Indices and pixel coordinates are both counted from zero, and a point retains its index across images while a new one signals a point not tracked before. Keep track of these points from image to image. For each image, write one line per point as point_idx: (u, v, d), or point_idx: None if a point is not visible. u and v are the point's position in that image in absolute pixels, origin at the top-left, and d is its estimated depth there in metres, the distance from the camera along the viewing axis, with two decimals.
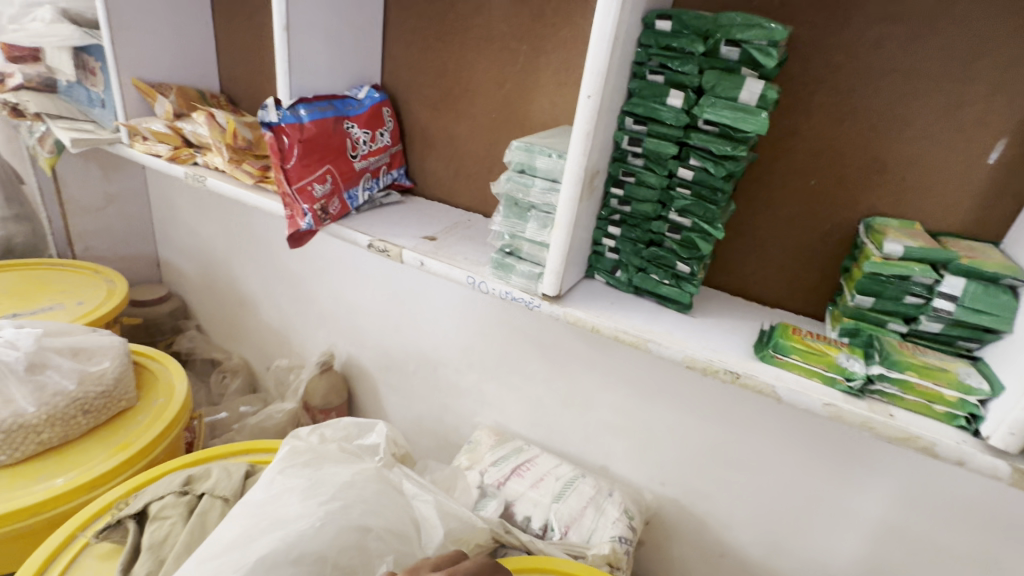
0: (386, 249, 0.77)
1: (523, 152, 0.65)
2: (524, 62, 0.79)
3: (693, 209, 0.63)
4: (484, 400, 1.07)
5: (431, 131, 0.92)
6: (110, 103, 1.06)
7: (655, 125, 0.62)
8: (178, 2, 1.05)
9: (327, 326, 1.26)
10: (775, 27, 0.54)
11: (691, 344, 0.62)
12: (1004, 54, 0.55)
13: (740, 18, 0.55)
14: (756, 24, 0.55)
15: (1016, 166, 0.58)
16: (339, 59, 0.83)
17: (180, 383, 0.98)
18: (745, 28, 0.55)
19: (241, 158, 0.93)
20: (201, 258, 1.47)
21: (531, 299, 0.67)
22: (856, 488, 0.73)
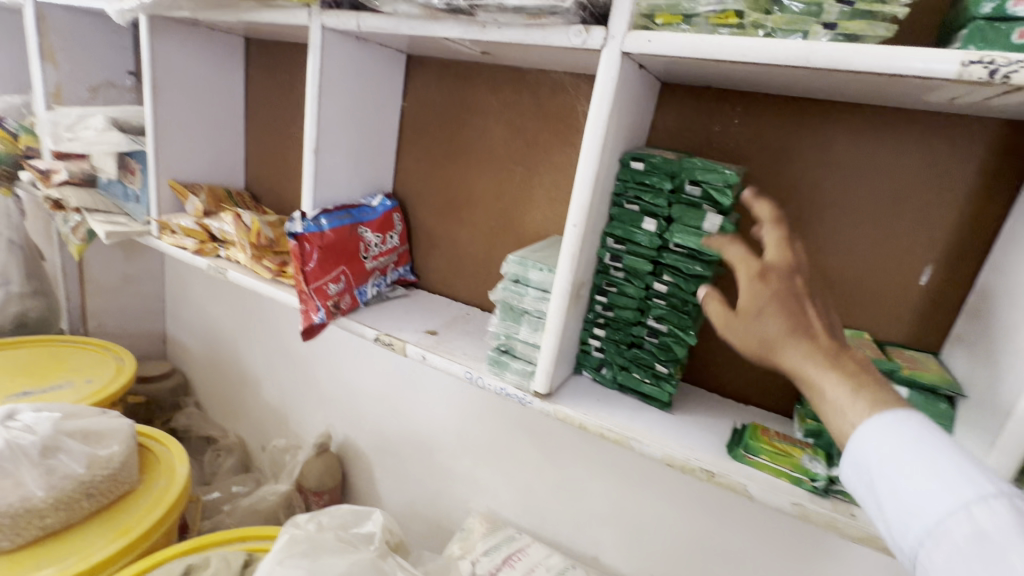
0: (390, 342, 0.84)
1: (518, 265, 0.74)
2: (519, 181, 0.90)
3: (668, 317, 0.71)
4: (477, 486, 1.09)
5: (435, 233, 1.02)
6: (144, 199, 1.17)
7: (633, 244, 0.71)
8: (217, 116, 1.19)
9: (326, 407, 1.30)
10: (727, 172, 0.64)
11: (670, 442, 0.67)
12: (922, 197, 0.66)
13: (701, 163, 0.66)
14: (714, 168, 0.65)
15: (944, 288, 0.67)
16: (358, 173, 0.95)
17: (182, 466, 1.01)
18: (705, 171, 0.66)
19: (261, 254, 1.02)
20: (208, 336, 1.53)
21: (523, 395, 0.73)
22: None
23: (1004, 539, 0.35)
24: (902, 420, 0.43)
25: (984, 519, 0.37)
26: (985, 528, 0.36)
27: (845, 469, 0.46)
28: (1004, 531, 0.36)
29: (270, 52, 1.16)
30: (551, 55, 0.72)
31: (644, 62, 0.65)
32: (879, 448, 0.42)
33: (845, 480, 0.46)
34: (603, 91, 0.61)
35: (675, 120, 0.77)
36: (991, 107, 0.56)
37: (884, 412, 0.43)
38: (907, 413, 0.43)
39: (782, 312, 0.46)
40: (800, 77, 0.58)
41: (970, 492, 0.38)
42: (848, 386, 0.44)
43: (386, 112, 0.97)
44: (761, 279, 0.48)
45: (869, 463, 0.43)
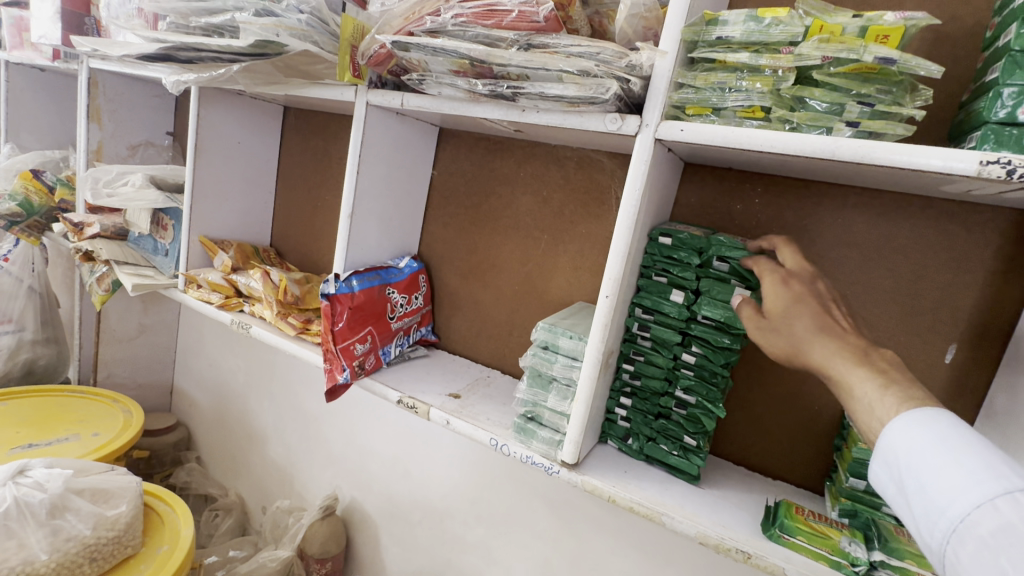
0: (414, 406, 0.84)
1: (547, 331, 0.75)
2: (544, 248, 0.93)
3: (696, 388, 0.72)
4: (489, 557, 1.05)
5: (459, 295, 1.04)
6: (173, 253, 1.20)
7: (661, 315, 0.73)
8: (251, 176, 1.25)
9: (333, 467, 1.27)
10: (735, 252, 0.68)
11: (703, 520, 0.66)
12: (941, 278, 0.68)
13: (727, 240, 0.69)
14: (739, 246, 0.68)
15: (968, 367, 0.68)
16: (387, 236, 0.98)
17: (186, 529, 0.97)
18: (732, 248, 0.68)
19: (287, 310, 1.03)
20: (217, 390, 1.52)
21: (550, 465, 0.72)
22: None
23: None
24: (928, 418, 0.45)
25: (1009, 511, 0.38)
26: (1012, 520, 0.37)
27: (876, 466, 0.48)
28: None
29: (307, 120, 1.23)
30: (583, 136, 0.77)
31: (673, 146, 0.69)
32: (903, 446, 0.45)
33: (877, 479, 0.48)
34: (637, 172, 0.64)
35: (698, 197, 0.81)
36: (1005, 199, 0.59)
37: (911, 410, 0.46)
38: (934, 413, 0.45)
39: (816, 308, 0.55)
40: (822, 166, 0.62)
41: (995, 486, 0.39)
42: (875, 384, 0.48)
43: (418, 179, 1.01)
44: (785, 284, 0.58)
45: (898, 461, 0.45)
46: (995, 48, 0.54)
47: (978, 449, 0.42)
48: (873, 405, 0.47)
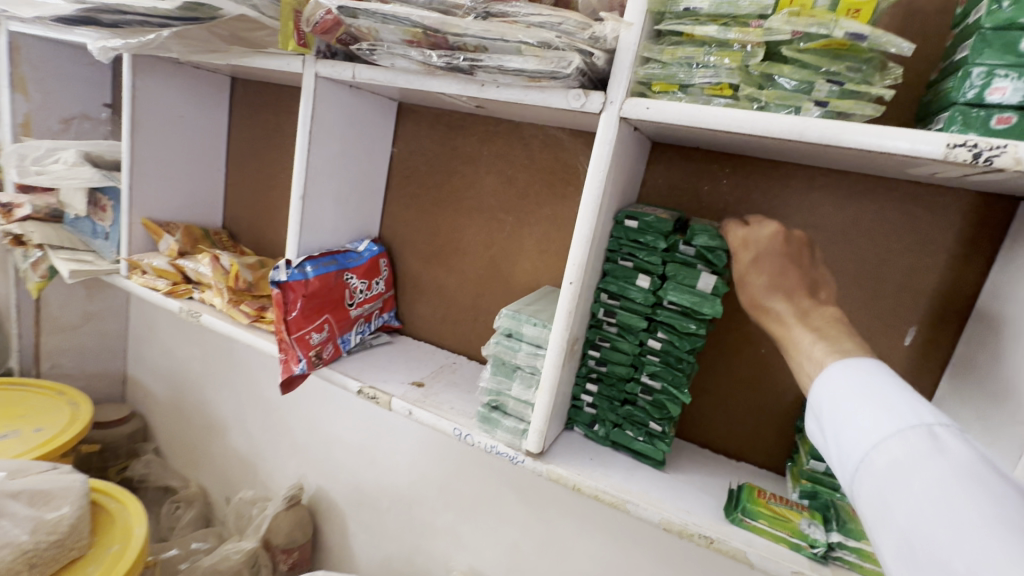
0: (375, 396, 0.81)
1: (511, 319, 0.73)
2: (509, 230, 0.90)
3: (662, 374, 0.71)
4: (458, 542, 1.04)
5: (422, 279, 1.00)
6: (114, 236, 1.12)
7: (627, 301, 0.71)
8: (197, 154, 1.17)
9: (298, 455, 1.24)
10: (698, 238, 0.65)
11: (667, 506, 0.66)
12: (903, 261, 0.68)
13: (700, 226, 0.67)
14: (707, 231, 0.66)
15: (927, 349, 0.69)
16: (344, 218, 0.93)
17: (139, 528, 0.93)
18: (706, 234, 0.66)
19: (239, 298, 0.98)
20: (173, 378, 1.45)
21: (514, 455, 0.71)
22: None
23: (914, 463, 0.38)
24: (856, 366, 0.46)
25: (899, 446, 0.39)
26: (902, 455, 0.39)
27: (806, 416, 0.50)
28: (916, 455, 0.38)
29: (256, 93, 1.15)
30: (546, 113, 0.73)
31: (639, 125, 0.66)
32: (825, 392, 0.47)
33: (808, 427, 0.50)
34: (601, 153, 0.61)
35: (666, 178, 0.79)
36: (969, 182, 0.59)
37: (839, 359, 0.48)
38: (858, 362, 0.46)
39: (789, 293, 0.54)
40: (789, 147, 0.60)
41: (896, 426, 0.40)
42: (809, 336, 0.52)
43: (375, 158, 0.96)
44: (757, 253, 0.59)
45: (819, 405, 0.47)
46: (965, 26, 0.53)
47: (895, 392, 0.43)
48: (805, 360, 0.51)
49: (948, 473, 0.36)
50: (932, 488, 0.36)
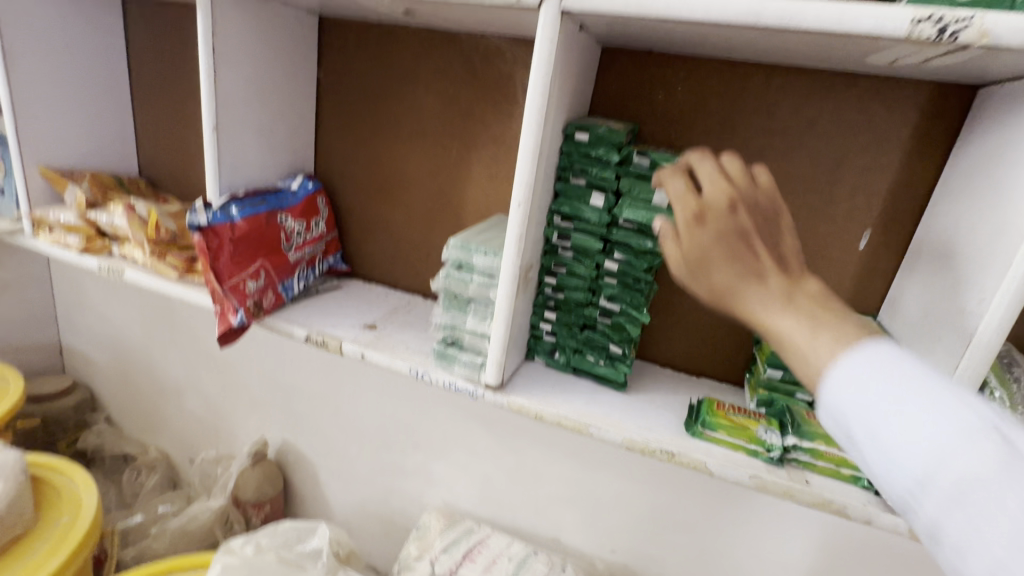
0: (324, 342, 0.76)
1: (460, 249, 0.68)
2: (455, 157, 0.83)
3: (620, 296, 0.69)
4: (432, 479, 1.04)
5: (366, 218, 0.92)
6: (10, 191, 0.99)
7: (581, 222, 0.67)
8: (92, 89, 1.01)
9: (258, 411, 1.19)
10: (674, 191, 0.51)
11: (629, 425, 0.66)
12: (858, 166, 0.66)
13: (653, 161, 0.63)
14: (662, 161, 0.63)
15: (880, 252, 0.68)
16: (271, 153, 0.83)
17: (88, 497, 0.88)
18: None
19: (163, 249, 0.89)
20: (113, 344, 1.35)
21: (474, 389, 0.69)
22: (776, 537, 0.81)
23: (997, 481, 0.31)
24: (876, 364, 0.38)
25: (967, 457, 0.33)
26: (984, 474, 0.32)
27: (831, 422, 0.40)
28: (992, 471, 0.32)
29: (152, 13, 1.00)
30: (484, 17, 0.65)
31: (585, 24, 0.60)
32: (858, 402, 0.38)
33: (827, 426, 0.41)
34: (542, 56, 0.55)
35: (617, 83, 0.72)
36: (927, 68, 0.56)
37: (858, 347, 0.39)
38: (877, 349, 0.39)
39: (725, 267, 0.44)
40: (749, 37, 0.55)
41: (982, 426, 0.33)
42: (806, 326, 0.41)
43: (299, 81, 0.85)
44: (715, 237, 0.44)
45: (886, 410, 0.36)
46: None
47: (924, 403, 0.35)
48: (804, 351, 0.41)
49: None
50: None
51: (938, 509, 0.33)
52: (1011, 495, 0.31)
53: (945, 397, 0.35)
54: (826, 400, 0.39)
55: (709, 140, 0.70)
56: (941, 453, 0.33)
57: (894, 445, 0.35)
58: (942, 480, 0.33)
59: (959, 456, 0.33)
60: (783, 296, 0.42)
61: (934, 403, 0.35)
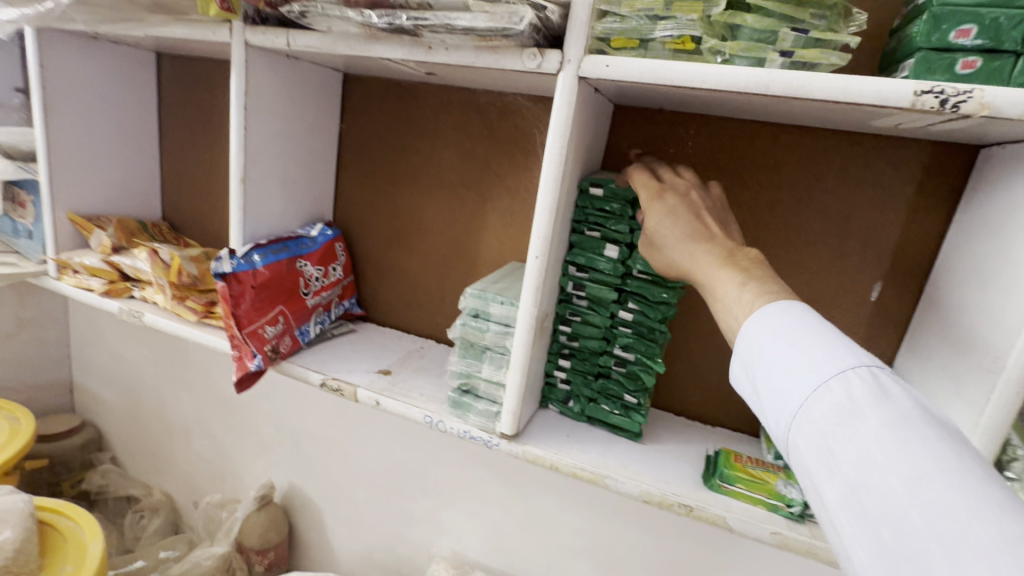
0: (339, 388, 0.77)
1: (477, 298, 0.69)
2: (471, 206, 0.86)
3: (635, 345, 0.69)
4: (440, 527, 1.02)
5: (382, 263, 0.95)
6: (38, 235, 1.02)
7: (596, 273, 0.69)
8: (123, 138, 1.06)
9: (266, 453, 1.18)
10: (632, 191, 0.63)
11: (646, 477, 0.65)
12: (866, 220, 0.68)
13: None
14: None
15: (892, 303, 0.69)
16: (293, 202, 0.86)
17: (93, 545, 0.87)
18: None
19: (184, 293, 0.91)
20: (124, 383, 1.35)
21: (489, 439, 0.69)
22: None
23: (854, 408, 0.38)
24: (779, 314, 0.46)
25: (837, 389, 0.40)
26: (844, 401, 0.39)
27: (743, 368, 0.48)
28: (854, 400, 0.39)
29: (184, 67, 1.05)
30: (503, 79, 0.68)
31: (600, 87, 0.63)
32: (760, 343, 0.46)
33: (738, 378, 0.50)
34: (560, 118, 0.57)
35: (628, 139, 0.75)
36: (931, 130, 0.58)
37: (771, 302, 0.48)
38: (786, 305, 0.47)
39: (680, 225, 0.56)
40: (759, 102, 0.57)
41: (851, 364, 0.40)
42: (737, 281, 0.51)
43: (322, 134, 0.88)
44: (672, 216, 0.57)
45: (780, 353, 0.44)
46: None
47: (813, 346, 0.43)
48: (732, 305, 0.50)
49: (892, 418, 0.37)
50: (873, 433, 0.36)
51: (805, 433, 0.40)
52: (863, 421, 0.37)
53: (831, 345, 0.42)
54: (740, 344, 0.48)
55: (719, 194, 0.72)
56: (815, 388, 0.41)
57: (782, 377, 0.43)
58: (812, 408, 0.40)
59: (830, 384, 0.40)
60: (719, 257, 0.53)
61: (820, 350, 0.42)
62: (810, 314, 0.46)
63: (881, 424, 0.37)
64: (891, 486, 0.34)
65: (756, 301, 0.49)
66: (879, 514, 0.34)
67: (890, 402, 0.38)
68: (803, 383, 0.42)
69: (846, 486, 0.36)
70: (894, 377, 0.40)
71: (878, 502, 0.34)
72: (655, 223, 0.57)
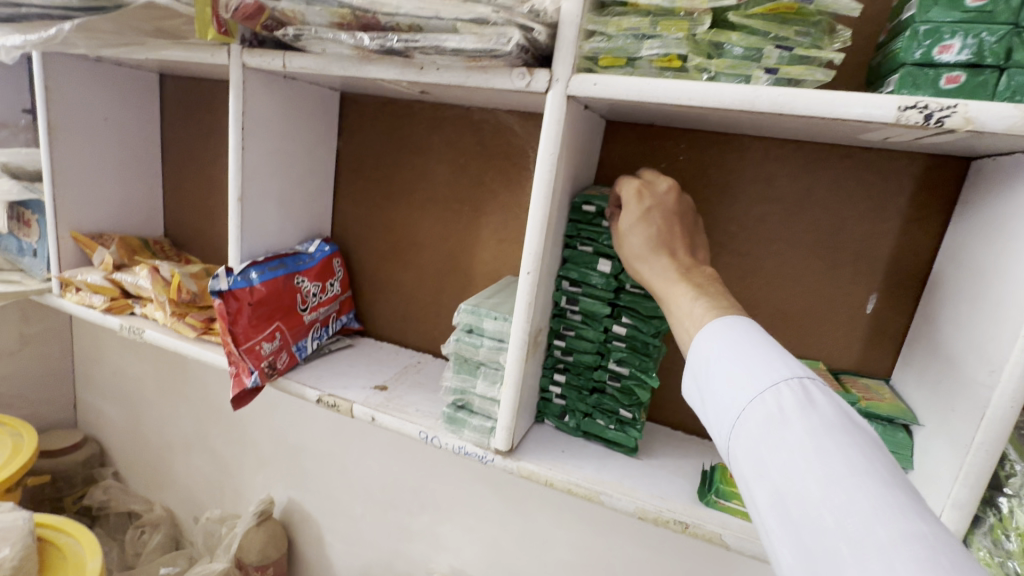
0: (335, 404, 0.77)
1: (471, 314, 0.69)
2: (466, 221, 0.86)
3: (629, 360, 0.69)
4: (438, 543, 1.02)
5: (379, 278, 0.95)
6: (43, 253, 1.03)
7: (589, 288, 0.69)
8: (127, 157, 1.08)
9: (265, 468, 1.18)
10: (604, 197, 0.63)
11: (641, 493, 0.65)
12: (859, 232, 0.68)
13: None
14: None
15: (887, 316, 0.69)
16: (291, 219, 0.87)
17: (93, 561, 0.87)
18: None
19: (183, 310, 0.92)
20: (126, 398, 1.36)
21: (484, 455, 0.68)
22: None
23: (784, 418, 0.40)
24: (724, 327, 0.48)
25: (770, 400, 0.41)
26: (775, 411, 0.41)
27: (691, 379, 0.50)
28: (783, 410, 0.40)
29: (186, 88, 1.08)
30: (495, 97, 0.69)
31: (590, 104, 0.63)
32: (706, 355, 0.48)
33: (687, 389, 0.51)
34: (549, 136, 0.58)
35: (620, 154, 0.76)
36: (920, 143, 0.58)
37: (716, 318, 0.49)
38: (731, 320, 0.48)
39: (646, 235, 0.56)
40: (747, 118, 0.58)
41: (784, 376, 0.42)
42: (690, 295, 0.52)
43: (319, 151, 0.90)
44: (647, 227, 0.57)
45: (721, 365, 0.46)
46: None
47: (751, 358, 0.45)
48: (685, 320, 0.51)
49: (816, 427, 0.39)
50: (798, 442, 0.38)
51: (741, 441, 0.42)
52: (790, 431, 0.39)
53: (767, 356, 0.44)
54: (688, 357, 0.50)
55: (711, 207, 0.72)
56: (751, 399, 0.42)
57: (724, 388, 0.45)
58: (748, 419, 0.42)
59: (764, 395, 0.42)
60: (677, 270, 0.54)
61: (758, 361, 0.44)
62: (753, 329, 0.48)
63: (806, 433, 0.38)
64: (810, 492, 0.36)
65: (705, 316, 0.50)
66: (799, 518, 0.36)
67: (817, 412, 0.40)
68: (742, 394, 0.43)
69: (773, 492, 0.38)
70: (824, 389, 0.42)
71: (800, 508, 0.36)
72: (622, 230, 0.58)
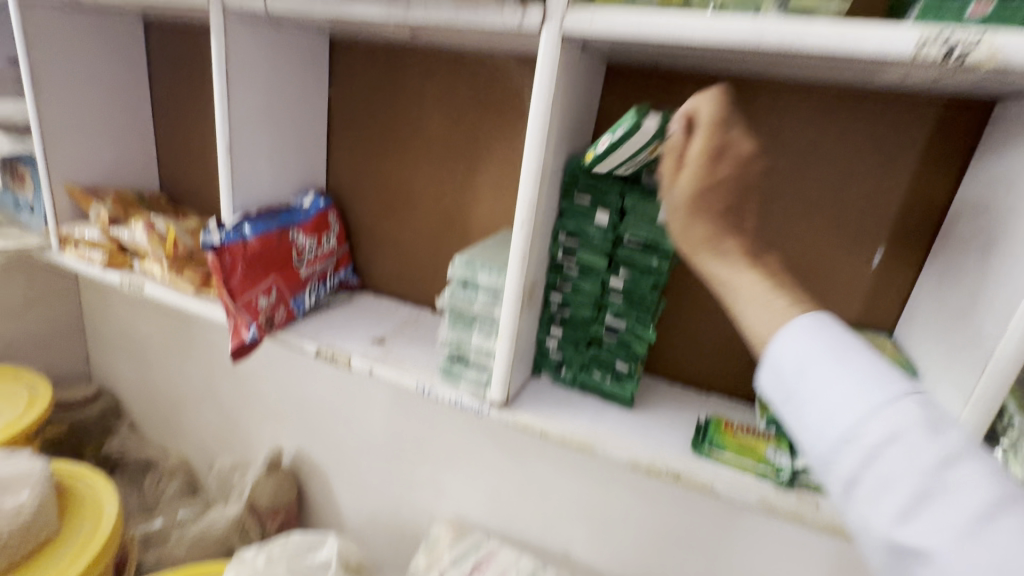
0: (333, 357, 0.77)
1: (465, 267, 0.68)
2: (462, 172, 0.84)
3: (626, 313, 0.68)
4: (441, 491, 1.05)
5: (376, 232, 0.94)
6: (40, 208, 1.03)
7: (586, 240, 0.67)
8: (116, 109, 1.05)
9: (273, 420, 1.21)
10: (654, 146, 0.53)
11: (635, 444, 0.65)
12: (870, 181, 0.65)
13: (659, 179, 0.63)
14: None
15: (895, 268, 0.67)
16: (283, 171, 0.85)
17: (110, 505, 0.91)
18: None
19: (182, 265, 0.91)
20: (136, 353, 1.39)
21: (480, 406, 0.69)
22: (790, 558, 0.79)
23: (909, 439, 0.38)
24: (817, 331, 0.44)
25: (889, 417, 0.39)
26: (898, 431, 0.38)
27: (771, 380, 0.46)
28: (909, 431, 0.38)
29: (172, 35, 1.03)
30: (488, 38, 0.66)
31: (588, 44, 0.59)
32: (799, 360, 0.44)
33: (763, 388, 0.47)
34: (543, 77, 0.54)
35: (622, 99, 0.72)
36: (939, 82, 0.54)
37: (803, 317, 0.45)
38: (820, 320, 0.45)
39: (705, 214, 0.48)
40: (755, 57, 0.54)
41: (898, 391, 0.40)
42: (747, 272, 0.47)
43: (310, 101, 0.86)
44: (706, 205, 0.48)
45: (823, 375, 0.43)
46: None
47: (857, 371, 0.42)
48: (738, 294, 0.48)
49: (947, 451, 0.37)
50: (932, 468, 0.36)
51: (853, 460, 0.39)
52: (920, 455, 0.37)
53: (874, 368, 0.42)
54: (772, 359, 0.46)
55: None
56: (868, 416, 0.40)
57: (825, 399, 0.42)
58: (863, 435, 0.39)
59: (882, 411, 0.39)
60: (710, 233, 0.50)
61: (863, 374, 0.42)
62: (848, 333, 0.45)
63: (939, 456, 0.37)
64: (954, 524, 0.34)
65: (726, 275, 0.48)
66: (938, 549, 0.34)
67: (940, 431, 0.38)
68: (854, 409, 0.40)
69: (901, 519, 0.36)
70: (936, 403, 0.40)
71: (938, 538, 0.35)
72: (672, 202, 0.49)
